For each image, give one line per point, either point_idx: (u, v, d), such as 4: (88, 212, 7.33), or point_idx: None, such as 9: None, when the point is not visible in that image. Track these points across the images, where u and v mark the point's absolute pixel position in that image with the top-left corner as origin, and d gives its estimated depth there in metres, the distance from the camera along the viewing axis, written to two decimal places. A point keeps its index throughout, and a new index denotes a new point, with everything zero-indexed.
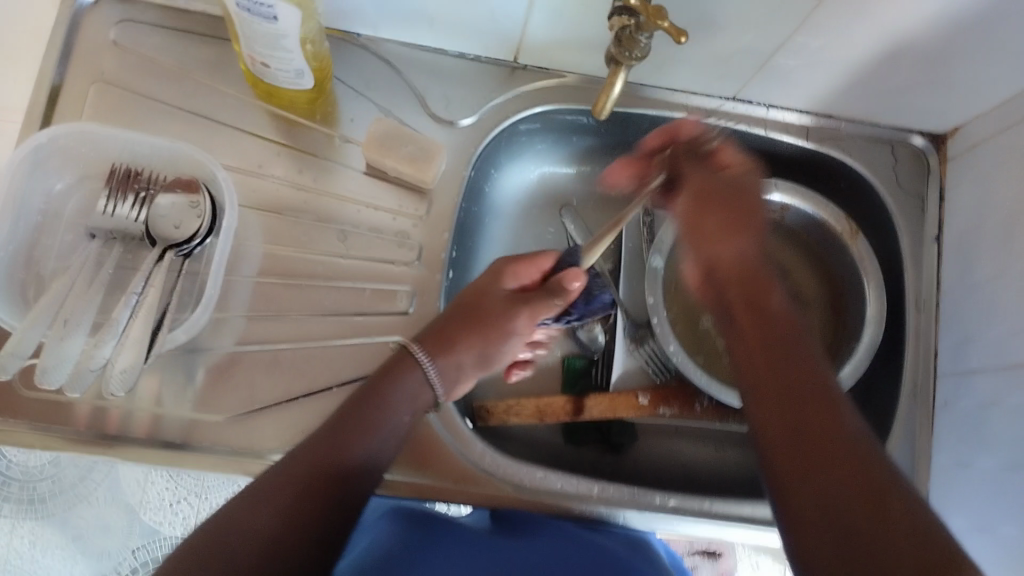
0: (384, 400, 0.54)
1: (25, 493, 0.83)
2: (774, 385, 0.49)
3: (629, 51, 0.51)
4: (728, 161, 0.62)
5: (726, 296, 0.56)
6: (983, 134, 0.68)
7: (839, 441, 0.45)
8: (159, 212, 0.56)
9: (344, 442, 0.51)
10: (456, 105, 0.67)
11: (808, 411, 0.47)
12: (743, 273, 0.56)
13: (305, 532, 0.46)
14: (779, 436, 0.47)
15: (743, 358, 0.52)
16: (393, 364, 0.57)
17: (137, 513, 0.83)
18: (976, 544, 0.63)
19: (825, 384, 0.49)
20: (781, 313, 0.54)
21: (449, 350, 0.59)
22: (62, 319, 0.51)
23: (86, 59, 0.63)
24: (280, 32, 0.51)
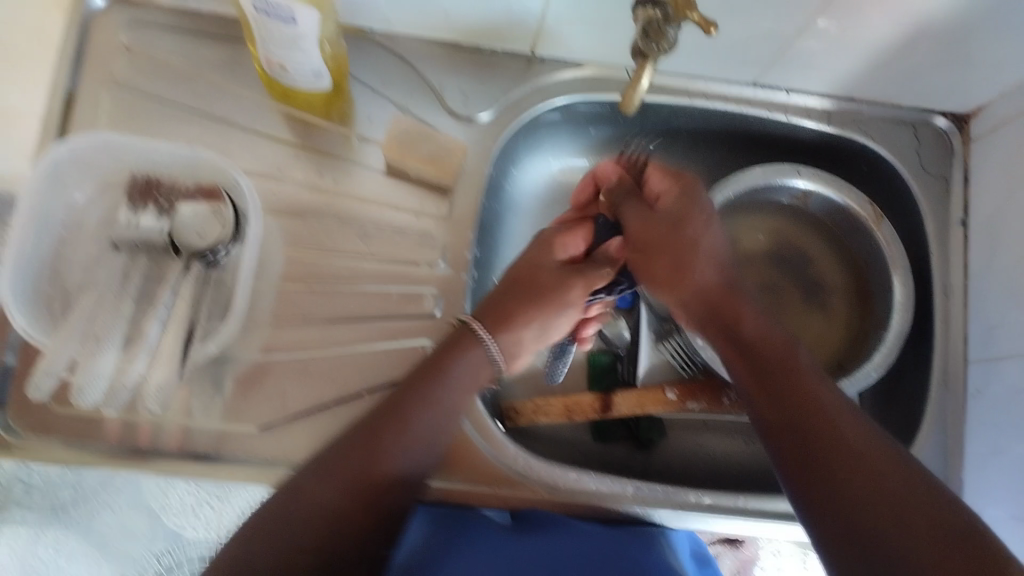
0: (444, 381, 0.54)
1: (47, 502, 0.74)
2: (778, 408, 0.53)
3: (657, 43, 0.50)
4: (659, 187, 0.62)
5: (713, 322, 0.60)
6: (1007, 113, 0.67)
7: (855, 455, 0.49)
8: (182, 221, 0.55)
9: (399, 435, 0.51)
10: (474, 100, 0.66)
11: (811, 432, 0.50)
12: (717, 302, 0.60)
13: (352, 531, 0.48)
14: (794, 460, 0.50)
15: (745, 384, 0.56)
16: (456, 337, 0.57)
17: (160, 518, 0.77)
18: (1010, 532, 0.63)
19: (828, 397, 0.52)
20: (768, 332, 0.57)
21: (509, 323, 0.59)
22: (92, 335, 0.51)
23: (99, 65, 0.62)
24: (299, 35, 0.50)
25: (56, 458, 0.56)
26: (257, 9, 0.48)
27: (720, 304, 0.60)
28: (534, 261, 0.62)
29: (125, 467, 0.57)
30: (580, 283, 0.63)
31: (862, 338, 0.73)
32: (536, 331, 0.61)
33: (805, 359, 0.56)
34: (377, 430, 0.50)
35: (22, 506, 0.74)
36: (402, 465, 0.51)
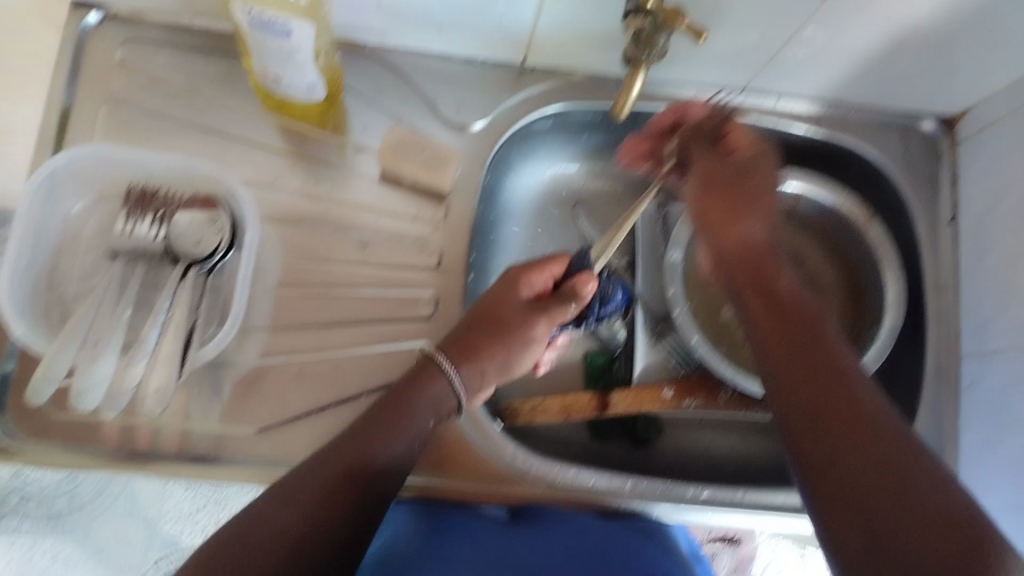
0: (414, 405, 0.53)
1: (43, 510, 0.77)
2: (790, 350, 0.51)
3: (647, 51, 0.51)
4: (739, 143, 0.62)
5: (736, 282, 0.58)
6: (992, 115, 0.68)
7: (858, 405, 0.47)
8: (180, 230, 0.57)
9: (370, 441, 0.51)
10: (468, 109, 0.67)
11: (823, 389, 0.48)
12: (751, 257, 0.58)
13: (326, 532, 0.47)
14: (798, 397, 0.49)
15: (761, 330, 0.54)
16: (420, 370, 0.56)
17: (156, 526, 0.78)
18: (1006, 521, 0.63)
19: (838, 350, 0.51)
20: (798, 292, 0.56)
21: (473, 360, 0.57)
22: (92, 342, 0.52)
23: (97, 80, 0.63)
24: (293, 48, 0.51)
25: (56, 462, 0.57)
26: (251, 24, 0.49)
27: (750, 260, 0.58)
28: (494, 304, 0.59)
29: (123, 471, 0.58)
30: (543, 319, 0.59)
31: (853, 338, 0.73)
32: (499, 372, 0.58)
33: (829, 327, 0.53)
34: (347, 444, 0.50)
35: (20, 514, 0.76)
36: (378, 469, 0.50)
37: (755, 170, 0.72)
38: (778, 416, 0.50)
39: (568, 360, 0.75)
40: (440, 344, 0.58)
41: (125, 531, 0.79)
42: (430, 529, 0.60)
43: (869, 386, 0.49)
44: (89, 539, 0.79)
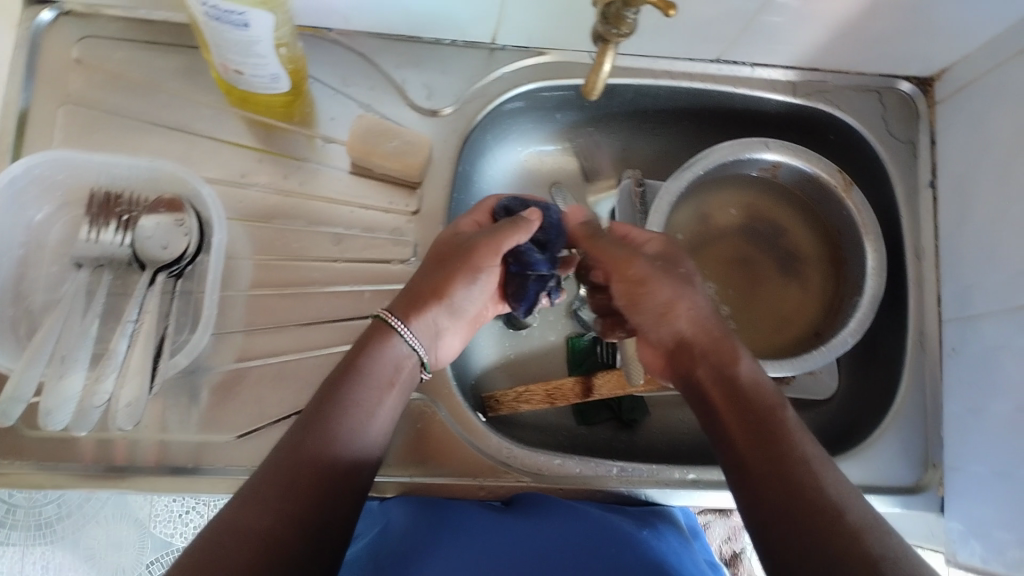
0: (370, 377, 0.51)
1: (31, 519, 0.71)
2: (757, 452, 0.48)
3: (616, 28, 0.49)
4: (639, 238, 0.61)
5: (694, 374, 0.54)
6: (970, 75, 0.67)
7: (832, 505, 0.44)
8: (144, 234, 0.55)
9: (331, 419, 0.48)
10: (438, 93, 0.65)
11: (793, 490, 0.46)
12: (705, 352, 0.54)
13: (294, 523, 0.44)
14: (773, 507, 0.46)
15: (725, 424, 0.51)
16: (374, 335, 0.53)
17: (147, 527, 0.74)
18: (991, 488, 0.63)
19: (804, 447, 0.48)
20: (761, 379, 0.53)
21: (420, 314, 0.54)
22: (59, 357, 0.50)
23: (51, 81, 0.61)
24: (253, 38, 0.49)
25: (32, 482, 0.55)
26: (208, 16, 0.47)
27: (704, 354, 0.54)
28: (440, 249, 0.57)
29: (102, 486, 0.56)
30: (487, 246, 0.55)
31: (837, 305, 0.73)
32: (452, 315, 0.56)
33: (792, 415, 0.51)
34: (303, 433, 0.47)
35: (5, 526, 0.71)
36: (345, 458, 0.47)
37: (730, 144, 0.71)
38: (752, 520, 0.47)
39: (552, 346, 0.75)
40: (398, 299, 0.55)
41: (115, 534, 0.73)
42: (427, 518, 0.58)
43: (837, 480, 0.46)
44: (78, 546, 0.72)
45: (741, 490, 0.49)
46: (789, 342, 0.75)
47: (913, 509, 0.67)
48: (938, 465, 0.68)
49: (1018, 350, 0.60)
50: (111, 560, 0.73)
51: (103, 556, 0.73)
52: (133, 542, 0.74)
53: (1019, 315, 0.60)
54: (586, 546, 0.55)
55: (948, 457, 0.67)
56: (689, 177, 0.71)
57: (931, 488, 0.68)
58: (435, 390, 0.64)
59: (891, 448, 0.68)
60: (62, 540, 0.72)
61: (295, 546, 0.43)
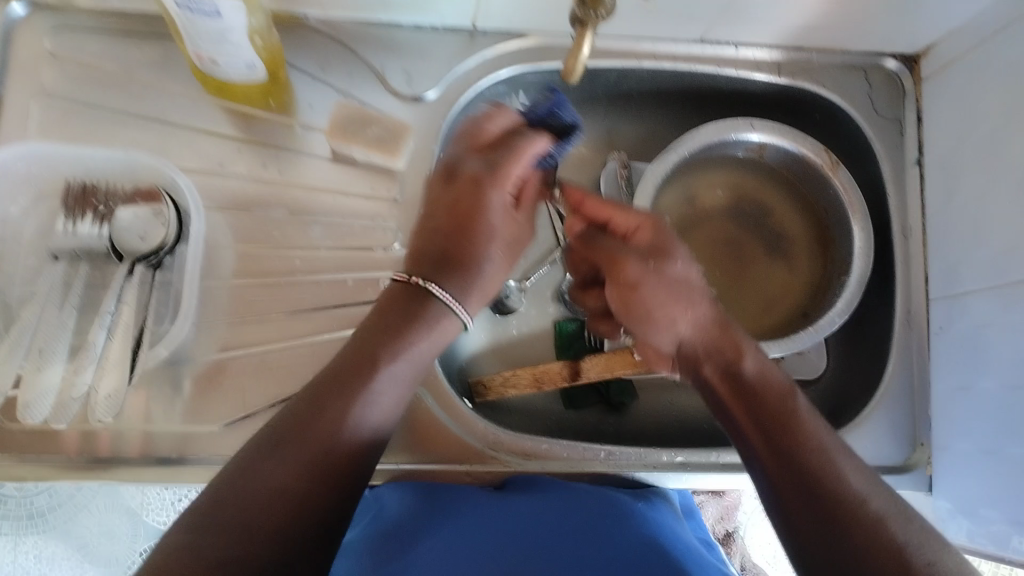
0: (392, 331, 0.52)
1: (23, 509, 0.71)
2: (772, 447, 0.49)
3: (594, 10, 0.49)
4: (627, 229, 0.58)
5: (703, 375, 0.54)
6: (957, 51, 0.66)
7: (856, 501, 0.46)
8: (122, 227, 0.54)
9: (354, 380, 0.49)
10: (418, 78, 0.65)
11: (811, 483, 0.47)
12: (710, 352, 0.53)
13: (300, 469, 0.45)
14: (797, 501, 0.47)
15: (738, 419, 0.51)
16: (411, 298, 0.53)
17: (139, 516, 0.73)
18: (978, 467, 0.63)
19: (819, 437, 0.49)
20: (767, 370, 0.53)
21: (472, 290, 0.55)
22: (38, 350, 0.50)
23: (27, 73, 0.60)
24: (223, 27, 0.48)
25: (17, 475, 0.56)
26: (177, 6, 0.46)
27: (708, 352, 0.53)
28: (474, 201, 0.55)
29: (87, 477, 0.57)
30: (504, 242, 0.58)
31: (825, 286, 0.73)
32: (492, 275, 0.57)
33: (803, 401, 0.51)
34: (332, 389, 0.48)
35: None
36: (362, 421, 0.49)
37: (715, 124, 0.71)
38: (775, 513, 0.48)
39: (538, 331, 0.75)
40: (425, 262, 0.54)
41: (106, 523, 0.73)
42: (425, 505, 0.58)
43: (854, 471, 0.48)
44: (71, 536, 0.72)
45: (761, 480, 0.50)
46: (777, 324, 0.74)
47: (904, 489, 0.67)
48: (926, 443, 0.68)
49: (1005, 328, 0.60)
50: (106, 548, 0.73)
51: (97, 545, 0.73)
52: (125, 531, 0.73)
53: (1006, 293, 0.60)
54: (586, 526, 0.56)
55: (937, 435, 0.67)
56: (674, 158, 0.70)
57: (919, 466, 0.67)
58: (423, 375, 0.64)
59: (879, 429, 0.68)
60: (53, 529, 0.72)
61: (297, 486, 0.45)
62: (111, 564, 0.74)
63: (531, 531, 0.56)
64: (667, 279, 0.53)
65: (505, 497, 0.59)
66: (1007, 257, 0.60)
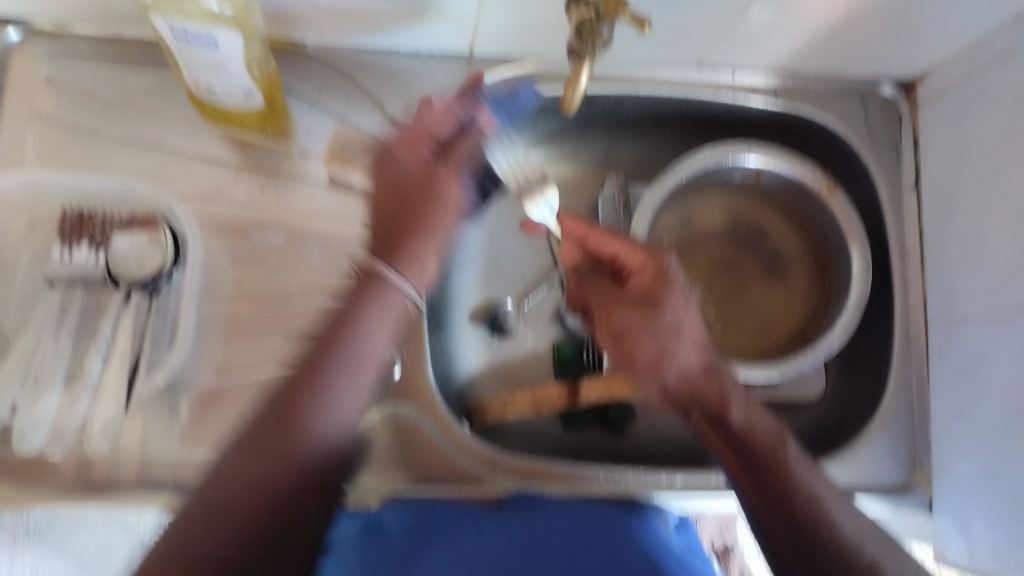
0: (352, 340, 0.50)
1: (21, 528, 0.66)
2: (765, 501, 0.49)
3: (591, 43, 0.50)
4: (631, 262, 0.56)
5: (691, 419, 0.54)
6: (952, 79, 0.66)
7: (850, 549, 0.47)
8: (118, 253, 0.54)
9: (314, 401, 0.47)
10: (416, 104, 0.65)
11: (807, 537, 0.47)
12: (695, 399, 0.53)
13: (268, 486, 0.44)
14: (793, 554, 0.48)
15: (730, 469, 0.52)
16: (355, 301, 0.51)
17: (138, 533, 0.70)
18: (978, 488, 0.63)
19: (810, 485, 0.49)
20: (754, 416, 0.53)
21: (417, 268, 0.54)
22: (33, 379, 0.50)
23: (22, 98, 0.60)
24: (224, 57, 0.48)
25: (13, 503, 0.55)
26: (176, 37, 0.46)
27: (693, 400, 0.54)
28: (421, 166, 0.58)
29: (83, 504, 0.56)
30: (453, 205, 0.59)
31: (824, 307, 0.74)
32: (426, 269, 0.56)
33: (792, 445, 0.52)
34: (284, 406, 0.47)
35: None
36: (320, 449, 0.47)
37: (714, 148, 0.71)
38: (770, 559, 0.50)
39: (537, 350, 0.75)
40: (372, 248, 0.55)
41: (104, 539, 0.70)
42: (428, 519, 0.58)
43: (846, 516, 0.49)
44: (69, 549, 0.69)
45: (756, 526, 0.51)
46: (774, 346, 0.75)
47: (901, 506, 0.68)
48: (925, 464, 0.68)
49: (1003, 355, 0.60)
50: (100, 564, 0.71)
51: (94, 559, 0.70)
52: (122, 548, 0.70)
53: (1004, 321, 0.60)
54: (585, 547, 0.56)
55: (936, 457, 0.67)
56: (672, 183, 0.70)
57: (920, 488, 0.67)
58: (420, 400, 0.64)
59: (879, 450, 0.67)
60: (52, 544, 0.68)
61: (265, 508, 0.44)
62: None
63: (538, 545, 0.55)
64: (651, 328, 0.54)
65: (508, 516, 0.59)
66: (1005, 284, 0.60)
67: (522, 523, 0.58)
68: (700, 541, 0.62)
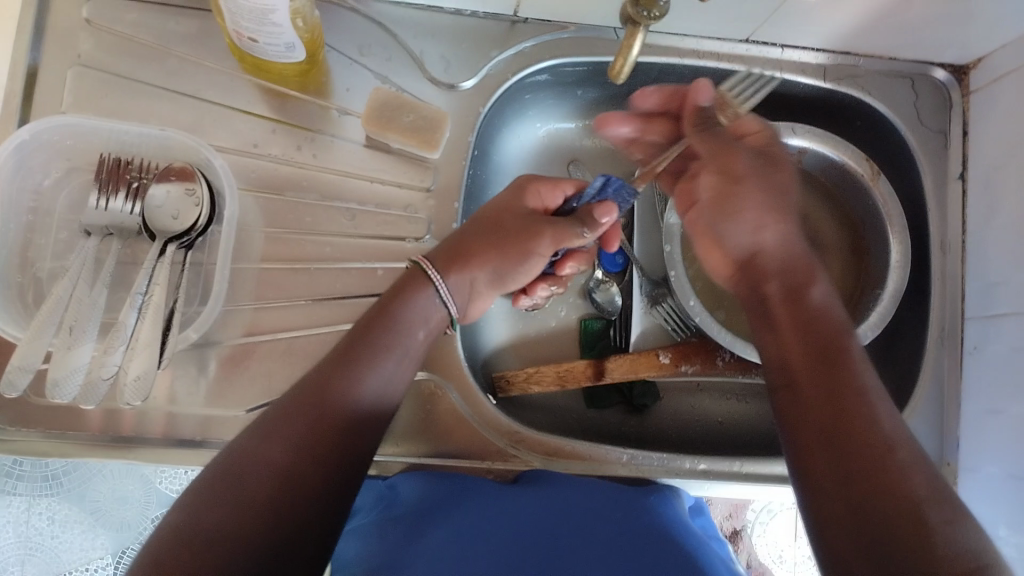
0: (398, 319, 0.52)
1: (37, 472, 0.67)
2: (813, 371, 0.50)
3: (647, 10, 0.50)
4: (750, 129, 0.62)
5: (761, 288, 0.58)
6: (1009, 64, 0.64)
7: (883, 429, 0.46)
8: (154, 204, 0.53)
9: (358, 374, 0.49)
10: (455, 66, 0.64)
11: (841, 405, 0.48)
12: (780, 271, 0.58)
13: (311, 450, 0.45)
14: (818, 398, 0.49)
15: (787, 335, 0.54)
16: (412, 278, 0.54)
17: (153, 483, 0.69)
18: (1007, 491, 0.62)
19: (863, 371, 0.50)
20: (831, 307, 0.55)
21: (462, 278, 0.55)
22: (68, 326, 0.49)
23: (62, 41, 0.59)
24: (269, 6, 0.47)
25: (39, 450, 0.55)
26: None
27: (780, 271, 0.58)
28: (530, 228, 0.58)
29: (108, 456, 0.56)
30: (540, 232, 0.58)
31: (858, 296, 0.72)
32: (488, 285, 0.58)
33: (858, 344, 0.52)
34: (328, 377, 0.48)
35: (10, 476, 0.67)
36: (352, 429, 0.48)
37: None
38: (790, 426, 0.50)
39: (563, 326, 0.74)
40: (432, 253, 0.56)
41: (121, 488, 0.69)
42: (438, 491, 0.57)
43: (889, 410, 0.48)
44: (85, 500, 0.68)
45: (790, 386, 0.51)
46: None
47: None
48: (953, 463, 0.66)
49: None
50: (116, 514, 0.69)
51: (110, 511, 0.69)
52: (139, 497, 0.69)
53: None
54: (599, 530, 0.54)
55: (964, 458, 0.66)
56: None
57: None
58: (446, 369, 0.63)
59: None
60: (67, 492, 0.68)
61: (309, 472, 0.45)
62: (123, 530, 0.69)
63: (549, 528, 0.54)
64: (766, 180, 0.61)
65: (522, 494, 0.58)
66: None
67: (535, 501, 0.57)
68: (715, 526, 0.63)
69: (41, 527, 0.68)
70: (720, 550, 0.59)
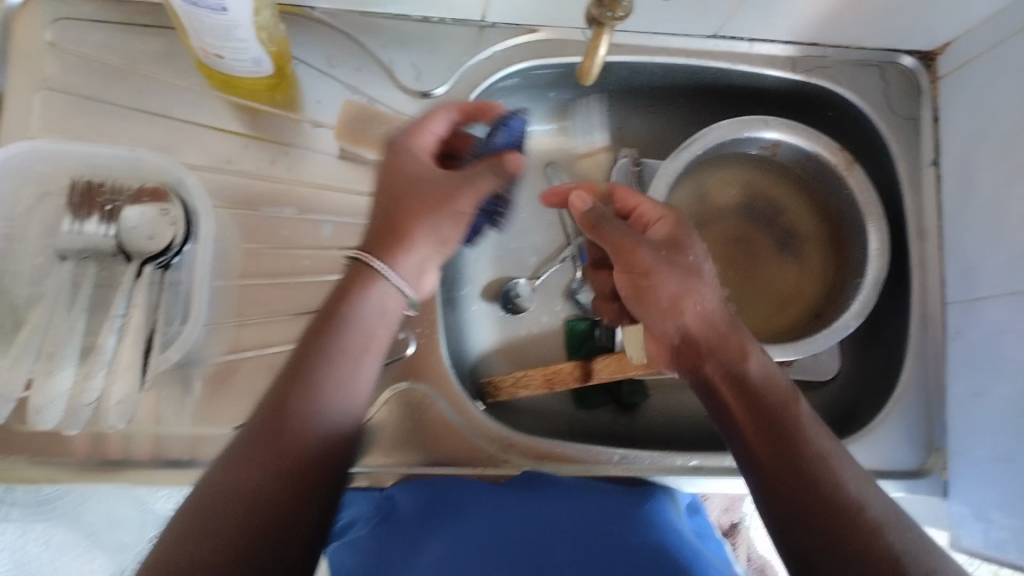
0: (356, 328, 0.48)
1: (29, 500, 0.64)
2: (771, 451, 0.48)
3: (611, 12, 0.49)
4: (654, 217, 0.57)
5: (700, 369, 0.53)
6: (976, 48, 0.65)
7: (853, 505, 0.45)
8: (129, 225, 0.53)
9: (313, 397, 0.45)
10: (427, 74, 0.64)
11: (810, 484, 0.46)
12: (712, 348, 0.52)
13: (279, 489, 0.42)
14: (785, 485, 0.46)
15: (736, 417, 0.50)
16: (352, 279, 0.49)
17: (148, 504, 0.68)
18: (996, 472, 0.62)
19: (819, 441, 0.48)
20: (772, 372, 0.52)
21: (401, 251, 0.49)
22: (46, 353, 0.49)
23: (29, 66, 0.59)
24: (233, 22, 0.47)
25: (25, 478, 0.55)
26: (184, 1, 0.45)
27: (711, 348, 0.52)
28: (447, 184, 0.50)
29: (97, 481, 0.56)
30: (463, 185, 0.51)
31: (839, 286, 0.72)
32: (435, 250, 0.51)
33: (805, 408, 0.50)
34: (286, 402, 0.44)
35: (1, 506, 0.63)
36: (319, 458, 0.45)
37: (728, 123, 0.69)
38: (764, 510, 0.47)
39: (547, 330, 0.74)
40: (364, 239, 0.50)
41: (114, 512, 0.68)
42: (433, 503, 0.57)
43: (857, 481, 0.47)
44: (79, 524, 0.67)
45: (752, 469, 0.49)
46: (789, 323, 0.74)
47: (917, 493, 0.66)
48: (942, 448, 0.67)
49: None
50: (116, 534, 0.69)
51: (104, 532, 0.69)
52: (133, 518, 0.69)
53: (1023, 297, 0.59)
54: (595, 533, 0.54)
55: (953, 441, 0.66)
56: (689, 156, 0.69)
57: (934, 472, 0.67)
58: (433, 378, 0.63)
59: (893, 435, 0.67)
60: (60, 517, 0.66)
61: (281, 514, 0.42)
62: (124, 546, 0.69)
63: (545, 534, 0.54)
64: (682, 265, 0.53)
65: (517, 499, 0.57)
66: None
67: (531, 506, 0.57)
68: (711, 524, 0.64)
69: (37, 552, 0.67)
70: (713, 551, 0.59)
